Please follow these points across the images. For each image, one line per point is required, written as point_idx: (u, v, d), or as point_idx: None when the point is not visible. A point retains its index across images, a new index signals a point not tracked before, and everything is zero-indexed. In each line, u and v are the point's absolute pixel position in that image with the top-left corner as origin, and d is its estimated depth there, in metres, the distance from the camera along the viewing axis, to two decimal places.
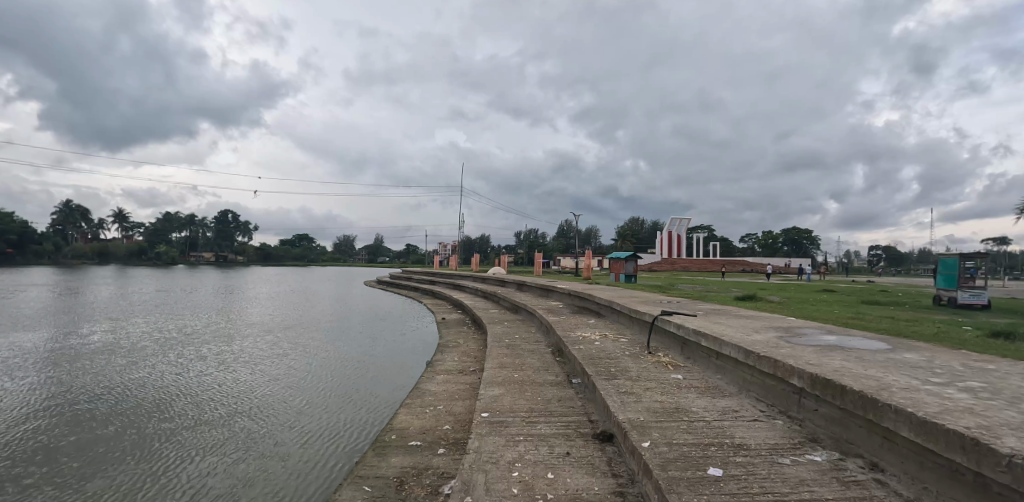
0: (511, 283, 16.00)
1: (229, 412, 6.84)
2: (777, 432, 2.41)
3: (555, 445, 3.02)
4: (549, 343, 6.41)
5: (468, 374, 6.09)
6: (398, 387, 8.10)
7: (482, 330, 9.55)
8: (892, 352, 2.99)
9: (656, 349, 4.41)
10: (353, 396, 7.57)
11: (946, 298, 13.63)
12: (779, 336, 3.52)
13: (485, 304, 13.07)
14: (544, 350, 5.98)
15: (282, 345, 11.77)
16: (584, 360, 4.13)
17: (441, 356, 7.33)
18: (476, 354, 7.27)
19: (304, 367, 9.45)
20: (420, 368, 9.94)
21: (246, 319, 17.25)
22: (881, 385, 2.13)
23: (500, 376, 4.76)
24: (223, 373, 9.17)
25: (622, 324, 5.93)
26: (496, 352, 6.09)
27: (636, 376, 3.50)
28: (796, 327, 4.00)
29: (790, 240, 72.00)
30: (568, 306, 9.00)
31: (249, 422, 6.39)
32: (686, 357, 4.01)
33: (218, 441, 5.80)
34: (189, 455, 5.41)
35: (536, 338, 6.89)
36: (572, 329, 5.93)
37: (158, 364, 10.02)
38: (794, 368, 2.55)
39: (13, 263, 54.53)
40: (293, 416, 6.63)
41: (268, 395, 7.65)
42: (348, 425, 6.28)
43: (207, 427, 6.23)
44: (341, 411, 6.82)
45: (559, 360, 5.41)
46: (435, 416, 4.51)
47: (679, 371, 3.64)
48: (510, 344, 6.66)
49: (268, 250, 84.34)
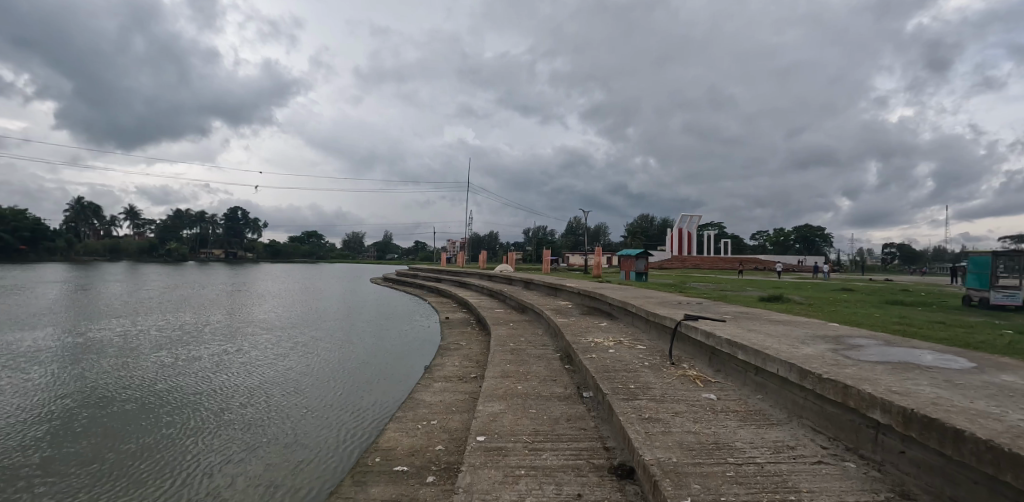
0: (518, 281, 15.48)
1: (219, 420, 6.43)
2: (854, 484, 1.86)
3: (563, 483, 2.48)
4: (558, 347, 5.86)
5: (469, 381, 5.55)
6: (398, 392, 7.65)
7: (486, 332, 9.02)
8: (984, 372, 2.43)
9: (679, 359, 3.86)
10: (351, 403, 7.14)
11: (976, 298, 12.85)
12: (832, 350, 2.97)
13: (490, 303, 12.57)
14: (552, 356, 5.45)
15: (283, 345, 11.51)
16: (597, 372, 3.56)
17: (441, 359, 6.83)
18: (479, 358, 6.74)
19: (302, 369, 9.05)
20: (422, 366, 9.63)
21: (248, 317, 16.99)
22: (1011, 430, 1.58)
23: (501, 388, 4.21)
24: (222, 374, 8.89)
25: (639, 329, 5.39)
26: (499, 358, 5.55)
27: (660, 394, 2.95)
28: (847, 338, 3.42)
29: (803, 237, 70.64)
30: (577, 306, 8.45)
31: (238, 432, 5.96)
32: (717, 371, 3.46)
33: (212, 448, 5.52)
34: (171, 471, 4.98)
35: (544, 342, 6.36)
36: (583, 333, 5.39)
37: (154, 366, 9.66)
38: (874, 399, 2.00)
39: (27, 259, 55.18)
40: (286, 426, 6.20)
41: (262, 400, 7.24)
42: (344, 436, 5.84)
43: (194, 438, 5.81)
44: (337, 419, 6.39)
45: (568, 368, 4.86)
46: (428, 434, 3.97)
47: (710, 389, 3.08)
48: (515, 348, 6.12)
49: (279, 247, 84.97)
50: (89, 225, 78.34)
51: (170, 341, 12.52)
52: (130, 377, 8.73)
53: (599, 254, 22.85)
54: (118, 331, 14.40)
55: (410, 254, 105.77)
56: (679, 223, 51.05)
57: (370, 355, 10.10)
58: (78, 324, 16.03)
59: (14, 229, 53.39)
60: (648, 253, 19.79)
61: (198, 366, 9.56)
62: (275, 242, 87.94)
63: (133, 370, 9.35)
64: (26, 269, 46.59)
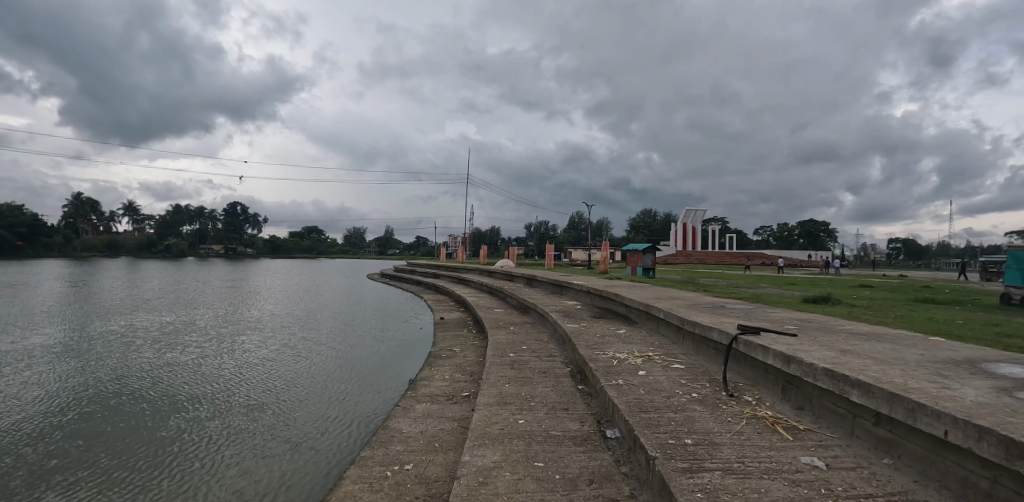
0: (520, 278, 14.45)
1: (189, 427, 5.43)
2: None
3: None
4: (567, 360, 4.86)
5: (460, 404, 4.53)
6: (391, 392, 6.71)
7: (483, 337, 7.99)
8: None
9: (739, 390, 2.85)
10: (342, 404, 6.19)
11: (1017, 297, 11.68)
12: (1002, 391, 1.96)
13: (489, 302, 11.60)
14: (560, 372, 4.45)
15: (271, 339, 10.77)
16: (631, 410, 2.55)
17: (430, 370, 5.84)
18: (473, 371, 5.74)
19: (290, 368, 8.06)
20: (417, 356, 9.01)
21: (236, 313, 16.09)
22: None
23: (496, 424, 3.18)
24: (206, 369, 8.15)
25: (669, 342, 4.36)
26: (496, 373, 4.53)
27: (738, 460, 1.95)
28: (995, 367, 2.40)
29: (808, 233, 69.49)
30: (587, 307, 7.41)
31: (209, 445, 4.96)
32: (801, 414, 2.48)
33: (194, 449, 4.87)
34: (123, 494, 4.03)
35: (551, 353, 5.33)
36: (599, 343, 4.38)
37: (126, 365, 8.58)
38: None
39: (23, 255, 54.41)
40: (264, 434, 5.22)
41: (243, 403, 6.28)
42: (332, 448, 4.89)
43: (155, 453, 4.79)
44: (326, 426, 5.46)
45: (581, 390, 3.86)
46: (397, 490, 2.94)
47: (807, 450, 2.09)
48: (515, 359, 5.12)
49: (279, 243, 84.39)
50: (88, 221, 77.41)
51: (144, 340, 11.39)
52: (108, 373, 7.96)
53: (605, 249, 21.67)
54: (96, 328, 13.36)
55: (410, 248, 104.41)
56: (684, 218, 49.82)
57: (362, 353, 9.14)
58: (54, 321, 14.92)
59: (12, 224, 52.73)
60: (655, 247, 18.69)
61: (176, 365, 8.51)
62: (275, 239, 86.98)
63: (102, 369, 8.26)
64: (23, 263, 45.93)
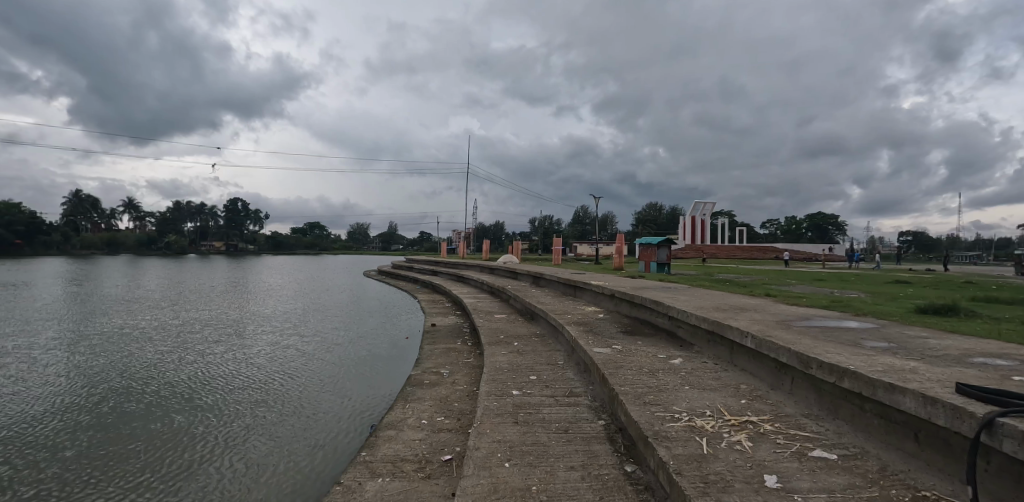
0: (525, 276, 12.81)
1: (128, 447, 4.07)
2: None
3: None
4: (595, 405, 3.26)
5: (434, 483, 2.89)
6: (378, 400, 5.32)
7: (479, 353, 6.38)
8: None
9: None
10: (324, 413, 4.90)
11: None
12: None
13: (489, 304, 10.04)
14: (589, 433, 2.83)
15: (247, 341, 9.51)
16: None
17: (401, 409, 4.25)
18: (460, 411, 4.13)
19: (270, 369, 6.84)
20: (408, 353, 7.82)
21: (217, 313, 14.68)
22: None
23: None
24: (174, 371, 6.96)
25: (765, 387, 2.73)
26: (490, 432, 2.88)
27: None
28: None
29: (818, 226, 67.36)
30: (611, 316, 5.76)
31: (155, 471, 3.65)
32: None
33: (143, 463, 3.77)
34: None
35: (570, 390, 3.70)
36: (654, 391, 2.71)
37: (76, 374, 7.04)
38: None
39: (19, 251, 53.16)
40: (223, 461, 3.81)
41: (200, 418, 4.75)
42: (306, 470, 3.67)
43: (73, 489, 3.39)
44: (301, 449, 4.02)
45: (634, 481, 2.25)
46: None
47: None
48: (518, 400, 3.50)
49: (281, 239, 83.30)
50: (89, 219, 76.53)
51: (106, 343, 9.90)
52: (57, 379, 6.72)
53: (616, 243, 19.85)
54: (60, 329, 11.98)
55: (413, 243, 102.85)
56: (694, 210, 48.00)
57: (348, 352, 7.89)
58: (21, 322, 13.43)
59: (8, 223, 51.87)
60: (672, 241, 16.94)
61: (135, 372, 6.98)
62: (277, 236, 85.57)
63: (50, 378, 6.82)
64: (16, 262, 44.77)
